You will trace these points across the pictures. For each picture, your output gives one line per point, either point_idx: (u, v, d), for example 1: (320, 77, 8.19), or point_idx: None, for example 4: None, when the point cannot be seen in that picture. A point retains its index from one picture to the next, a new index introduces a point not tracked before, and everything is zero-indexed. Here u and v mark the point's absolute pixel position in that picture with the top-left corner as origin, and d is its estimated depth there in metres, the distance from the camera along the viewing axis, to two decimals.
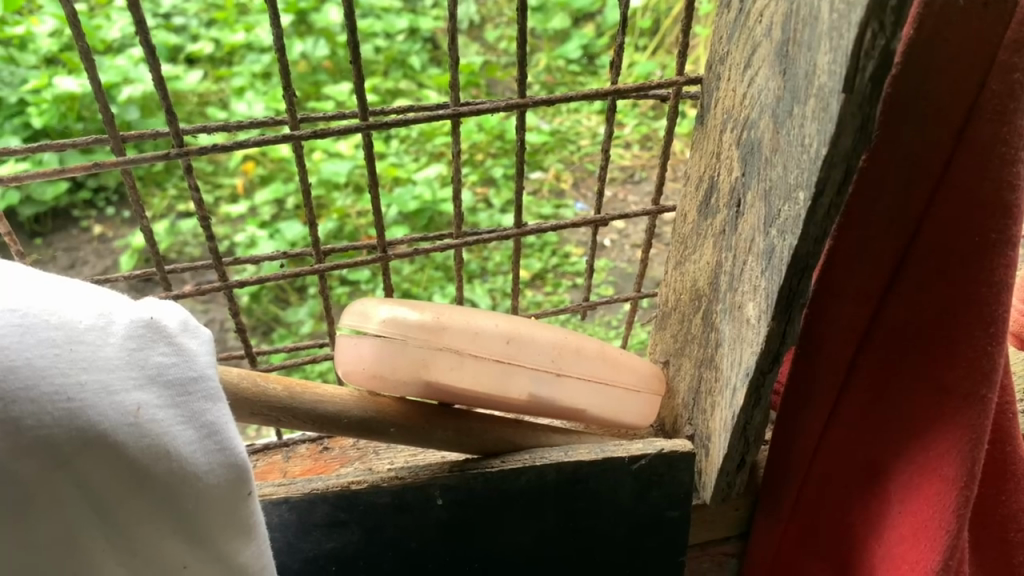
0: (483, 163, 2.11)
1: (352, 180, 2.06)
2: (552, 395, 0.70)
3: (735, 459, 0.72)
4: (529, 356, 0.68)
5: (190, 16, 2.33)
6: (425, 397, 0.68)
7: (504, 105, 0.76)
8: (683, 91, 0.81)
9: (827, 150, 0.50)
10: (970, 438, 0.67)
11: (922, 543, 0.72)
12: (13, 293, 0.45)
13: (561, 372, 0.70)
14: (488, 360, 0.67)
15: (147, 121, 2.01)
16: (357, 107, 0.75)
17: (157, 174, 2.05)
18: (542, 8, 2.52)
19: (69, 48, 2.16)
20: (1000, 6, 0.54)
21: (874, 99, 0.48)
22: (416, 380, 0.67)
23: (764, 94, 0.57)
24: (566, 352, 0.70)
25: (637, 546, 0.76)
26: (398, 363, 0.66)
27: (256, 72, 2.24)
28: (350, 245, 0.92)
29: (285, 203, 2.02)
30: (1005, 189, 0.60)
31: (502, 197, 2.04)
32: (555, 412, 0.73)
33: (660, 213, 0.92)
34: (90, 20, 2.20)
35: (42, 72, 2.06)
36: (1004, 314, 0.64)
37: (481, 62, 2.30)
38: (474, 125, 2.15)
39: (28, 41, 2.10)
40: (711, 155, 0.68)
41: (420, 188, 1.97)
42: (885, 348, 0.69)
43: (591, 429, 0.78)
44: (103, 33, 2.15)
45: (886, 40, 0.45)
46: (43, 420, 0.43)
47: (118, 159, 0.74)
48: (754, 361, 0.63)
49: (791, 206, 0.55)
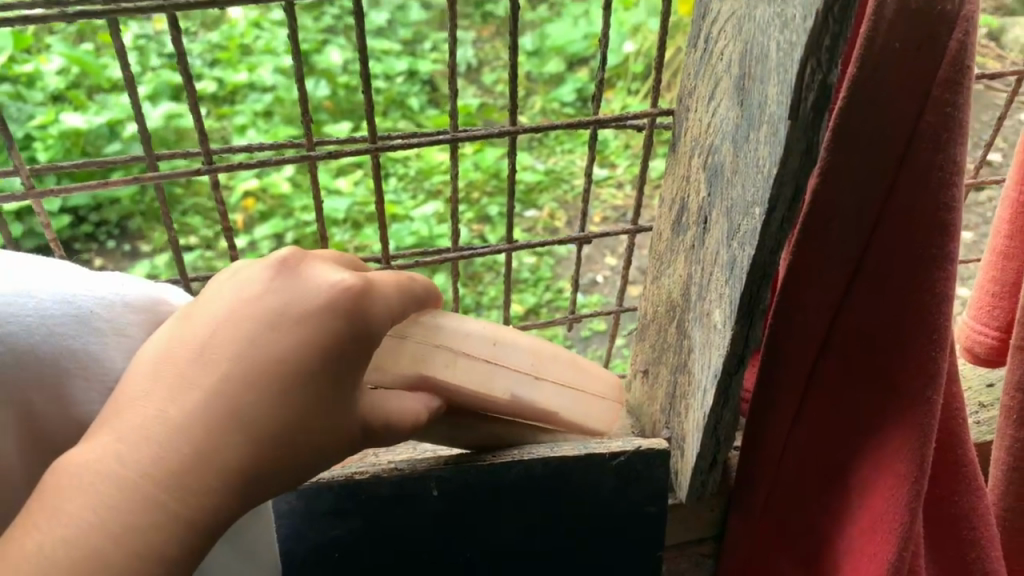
0: (477, 200, 2.19)
1: (352, 217, 2.13)
2: (532, 398, 0.72)
3: (708, 457, 0.79)
4: (512, 357, 0.70)
5: (194, 56, 2.45)
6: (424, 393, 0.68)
7: (497, 131, 0.84)
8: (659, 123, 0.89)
9: (777, 170, 0.58)
10: (920, 432, 0.73)
11: (879, 535, 0.77)
12: (67, 283, 0.58)
13: (540, 375, 0.72)
14: (476, 360, 0.69)
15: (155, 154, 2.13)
16: (366, 130, 0.83)
17: (158, 209, 2.13)
18: (536, 52, 2.63)
19: (76, 86, 2.23)
20: (932, 48, 0.63)
21: (816, 125, 0.55)
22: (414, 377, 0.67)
23: (725, 123, 0.65)
24: (547, 357, 0.72)
25: (619, 540, 0.82)
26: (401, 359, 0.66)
27: (258, 110, 2.32)
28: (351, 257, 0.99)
29: (284, 238, 2.10)
30: (942, 207, 0.68)
31: (497, 234, 2.13)
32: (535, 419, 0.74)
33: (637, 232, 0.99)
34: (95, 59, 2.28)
35: (49, 109, 2.15)
36: (946, 319, 0.71)
37: (478, 105, 2.41)
38: (471, 164, 2.25)
39: (36, 79, 2.22)
40: (682, 179, 0.75)
41: (418, 224, 2.07)
42: (843, 353, 0.76)
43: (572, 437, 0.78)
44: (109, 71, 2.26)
45: (823, 74, 0.53)
46: (91, 387, 0.57)
47: (152, 175, 0.82)
48: (722, 363, 0.70)
49: (749, 220, 0.62)
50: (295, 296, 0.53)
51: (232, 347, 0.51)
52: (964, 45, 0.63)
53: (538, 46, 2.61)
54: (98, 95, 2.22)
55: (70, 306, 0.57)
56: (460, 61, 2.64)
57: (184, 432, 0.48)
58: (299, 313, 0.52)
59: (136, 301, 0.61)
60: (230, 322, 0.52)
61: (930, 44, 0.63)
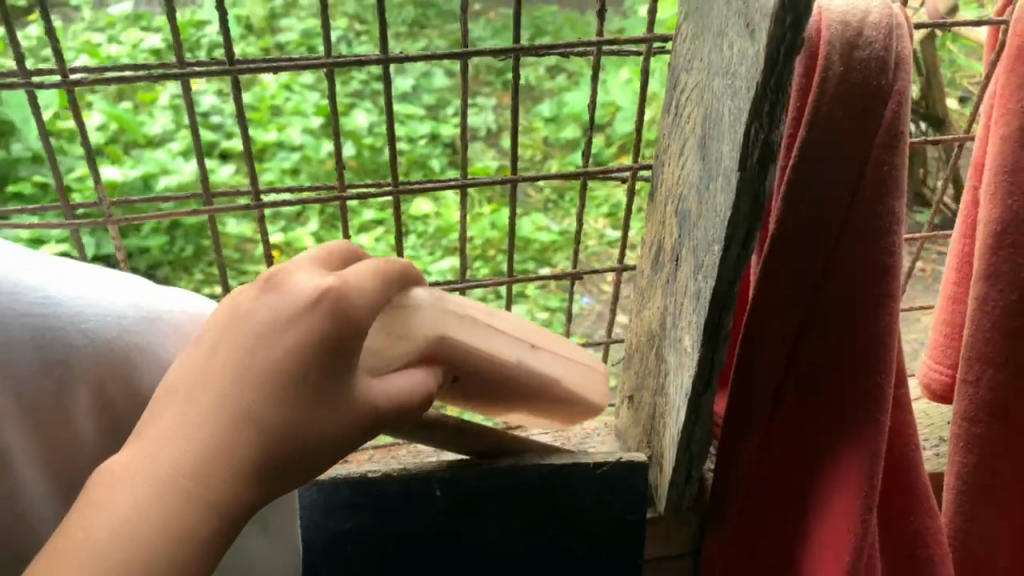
0: (492, 257, 2.26)
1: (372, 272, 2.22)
2: (536, 364, 0.75)
3: (683, 471, 0.88)
4: (508, 324, 0.75)
5: (226, 116, 2.61)
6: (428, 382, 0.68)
7: (503, 179, 0.95)
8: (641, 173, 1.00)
9: (731, 214, 0.69)
10: (871, 449, 0.83)
11: (837, 545, 0.85)
12: (135, 293, 0.66)
13: (537, 344, 0.76)
14: (482, 324, 0.72)
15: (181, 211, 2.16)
16: (391, 174, 0.95)
17: (186, 260, 2.18)
18: (553, 119, 2.77)
19: (115, 141, 2.39)
20: (871, 116, 0.76)
21: (761, 177, 0.67)
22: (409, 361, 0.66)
23: (690, 176, 0.77)
24: (536, 330, 0.77)
25: (606, 543, 0.91)
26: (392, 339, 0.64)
27: (285, 168, 2.46)
28: None
29: None
30: (883, 251, 0.80)
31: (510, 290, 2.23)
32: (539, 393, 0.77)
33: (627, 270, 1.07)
34: (134, 116, 2.46)
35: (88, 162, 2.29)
36: (891, 348, 0.82)
37: (496, 169, 2.56)
38: (488, 224, 2.39)
39: (78, 134, 2.37)
40: (659, 223, 0.87)
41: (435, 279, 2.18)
42: (804, 380, 0.85)
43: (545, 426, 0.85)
44: (145, 128, 2.43)
45: (765, 134, 0.65)
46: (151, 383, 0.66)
47: (206, 209, 0.96)
48: (691, 383, 0.80)
49: (710, 257, 0.74)
50: (285, 304, 0.55)
51: (235, 356, 0.54)
52: (898, 113, 0.77)
53: (557, 113, 2.78)
54: (135, 150, 2.37)
55: (137, 310, 0.66)
56: (480, 126, 2.79)
57: (205, 432, 0.51)
58: (286, 319, 0.54)
59: (195, 309, 0.69)
60: (233, 331, 0.55)
61: (869, 113, 0.76)
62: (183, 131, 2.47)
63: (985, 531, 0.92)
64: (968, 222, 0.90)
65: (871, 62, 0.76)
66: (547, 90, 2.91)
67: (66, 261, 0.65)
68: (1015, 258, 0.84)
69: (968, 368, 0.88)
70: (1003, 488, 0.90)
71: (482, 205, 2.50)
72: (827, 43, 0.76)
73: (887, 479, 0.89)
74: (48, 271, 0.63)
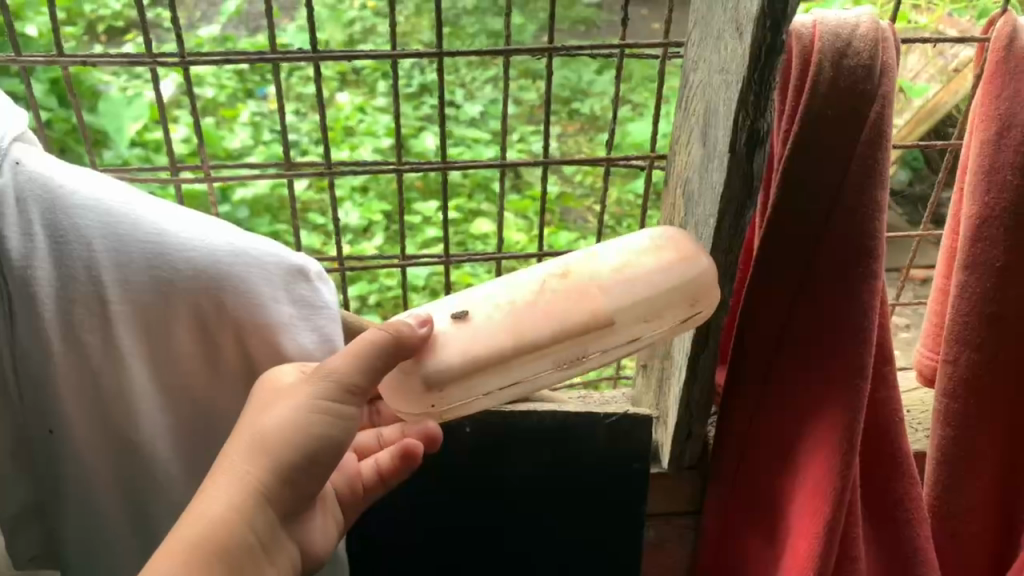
0: None
1: (431, 285, 2.10)
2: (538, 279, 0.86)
3: (684, 426, 1.02)
4: None
5: (302, 134, 2.66)
6: (451, 384, 0.83)
7: (537, 158, 1.09)
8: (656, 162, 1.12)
9: (724, 191, 0.81)
10: (850, 413, 0.92)
11: (817, 500, 0.95)
12: (230, 233, 0.80)
13: None
14: None
15: (256, 221, 2.05)
16: (440, 153, 1.09)
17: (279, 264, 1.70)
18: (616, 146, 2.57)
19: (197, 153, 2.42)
20: (856, 116, 0.86)
21: (749, 159, 0.79)
22: (433, 378, 0.82)
23: (695, 161, 0.89)
24: None
25: (612, 489, 1.06)
26: (408, 384, 0.83)
27: (355, 185, 2.35)
28: (428, 257, 1.25)
29: (368, 300, 2.05)
30: (867, 237, 0.89)
31: None
32: (553, 292, 0.84)
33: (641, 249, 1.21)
34: (217, 131, 2.50)
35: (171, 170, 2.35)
36: (872, 327, 0.91)
37: (557, 192, 2.48)
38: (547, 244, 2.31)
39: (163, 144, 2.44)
40: (670, 206, 0.99)
41: None
42: (793, 349, 0.96)
43: (683, 300, 0.86)
44: (226, 142, 2.47)
45: (750, 122, 0.77)
46: (239, 306, 0.81)
47: (290, 172, 1.14)
48: (690, 343, 0.93)
49: (708, 231, 0.85)
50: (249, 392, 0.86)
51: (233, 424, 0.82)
52: (883, 115, 0.86)
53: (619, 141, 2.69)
54: (214, 163, 2.41)
55: (231, 248, 0.80)
56: (542, 152, 2.70)
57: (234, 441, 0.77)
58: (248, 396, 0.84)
59: (280, 252, 0.83)
60: None
61: (855, 114, 0.86)
62: (261, 146, 2.51)
63: (965, 499, 1.04)
64: (953, 218, 0.99)
65: (858, 70, 0.84)
66: (611, 120, 2.83)
67: (176, 202, 0.80)
68: (988, 250, 0.94)
69: (949, 349, 0.99)
70: (982, 461, 1.02)
71: (540, 227, 2.39)
72: (819, 51, 0.84)
73: (872, 447, 0.99)
74: (161, 209, 0.78)
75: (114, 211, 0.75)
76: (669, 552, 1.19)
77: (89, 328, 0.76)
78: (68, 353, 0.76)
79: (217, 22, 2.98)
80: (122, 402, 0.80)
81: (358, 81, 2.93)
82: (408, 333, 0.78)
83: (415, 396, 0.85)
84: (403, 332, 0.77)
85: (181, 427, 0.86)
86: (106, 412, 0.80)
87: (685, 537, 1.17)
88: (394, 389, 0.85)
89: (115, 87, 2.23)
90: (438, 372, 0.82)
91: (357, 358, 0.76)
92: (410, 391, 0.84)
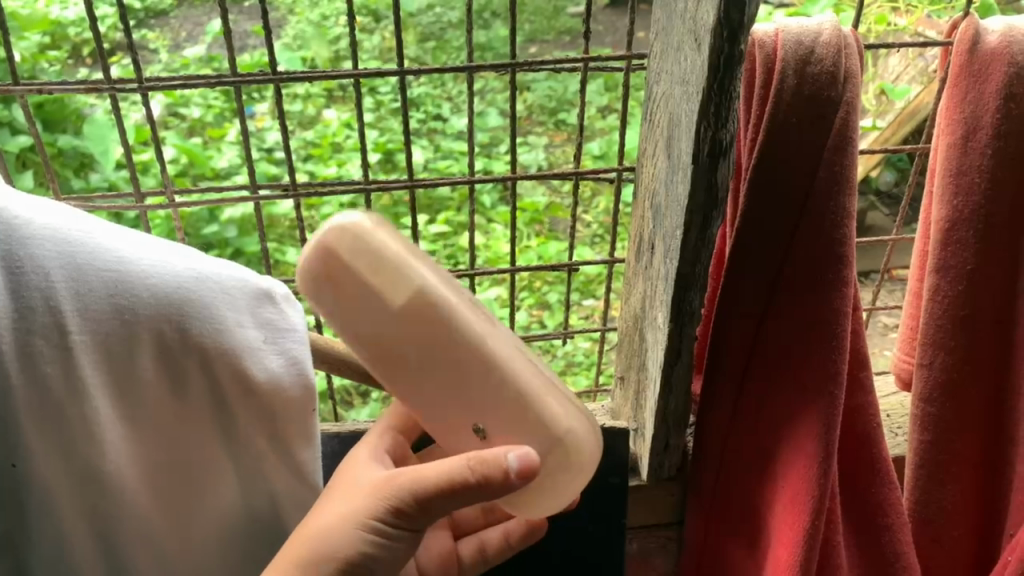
0: (543, 287, 2.15)
1: None
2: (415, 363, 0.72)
3: (661, 438, 1.01)
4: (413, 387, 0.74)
5: (290, 151, 2.64)
6: (563, 422, 0.74)
7: (506, 175, 1.08)
8: (624, 174, 1.13)
9: (689, 202, 0.80)
10: (825, 421, 0.92)
11: (796, 507, 0.94)
12: (193, 258, 0.80)
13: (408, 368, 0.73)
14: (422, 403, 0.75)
15: (245, 240, 2.03)
16: (408, 167, 1.09)
17: None
18: (602, 156, 2.55)
19: (185, 173, 2.40)
20: (822, 124, 0.85)
21: (712, 169, 0.78)
22: (570, 445, 0.74)
23: (660, 174, 0.89)
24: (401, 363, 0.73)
25: (590, 507, 1.09)
26: (565, 461, 0.75)
27: (344, 202, 2.33)
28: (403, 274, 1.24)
29: None
30: (837, 243, 0.88)
31: (556, 320, 2.06)
32: (425, 354, 0.71)
33: (615, 262, 1.22)
34: (204, 151, 2.48)
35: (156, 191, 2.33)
36: (843, 334, 0.90)
37: (545, 203, 2.47)
38: (535, 253, 2.28)
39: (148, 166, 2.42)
40: (640, 219, 0.99)
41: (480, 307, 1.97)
42: (767, 356, 0.95)
43: (366, 262, 0.69)
44: (215, 161, 2.46)
45: (711, 132, 0.76)
46: (204, 331, 0.81)
47: (258, 195, 1.14)
48: (663, 356, 0.92)
49: (675, 243, 0.85)
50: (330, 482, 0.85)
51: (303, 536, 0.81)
52: (847, 121, 0.85)
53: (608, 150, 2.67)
54: (202, 183, 2.38)
55: (194, 272, 0.80)
56: (530, 163, 2.67)
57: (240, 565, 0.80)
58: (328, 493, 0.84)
59: (244, 275, 0.83)
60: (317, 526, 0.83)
61: (820, 120, 0.85)
62: (247, 165, 2.50)
63: (942, 501, 1.04)
64: (924, 222, 0.99)
65: (821, 76, 0.84)
66: (598, 130, 2.82)
67: (137, 230, 0.79)
68: (959, 253, 0.94)
69: (923, 353, 0.99)
70: (957, 462, 1.02)
71: (529, 239, 2.37)
72: (782, 58, 0.84)
73: (852, 454, 0.98)
74: (121, 237, 0.77)
75: (72, 239, 0.75)
76: (654, 566, 1.19)
77: (48, 359, 0.75)
78: (26, 382, 0.76)
79: (202, 44, 2.97)
80: (87, 432, 0.79)
81: (344, 99, 2.92)
82: (499, 480, 0.72)
83: (577, 475, 0.76)
84: (490, 474, 0.72)
85: (150, 456, 0.85)
86: (68, 443, 0.79)
87: (668, 549, 1.17)
88: (558, 484, 0.77)
89: (100, 110, 2.22)
90: (559, 432, 0.74)
91: (426, 486, 0.74)
92: (575, 477, 0.76)
